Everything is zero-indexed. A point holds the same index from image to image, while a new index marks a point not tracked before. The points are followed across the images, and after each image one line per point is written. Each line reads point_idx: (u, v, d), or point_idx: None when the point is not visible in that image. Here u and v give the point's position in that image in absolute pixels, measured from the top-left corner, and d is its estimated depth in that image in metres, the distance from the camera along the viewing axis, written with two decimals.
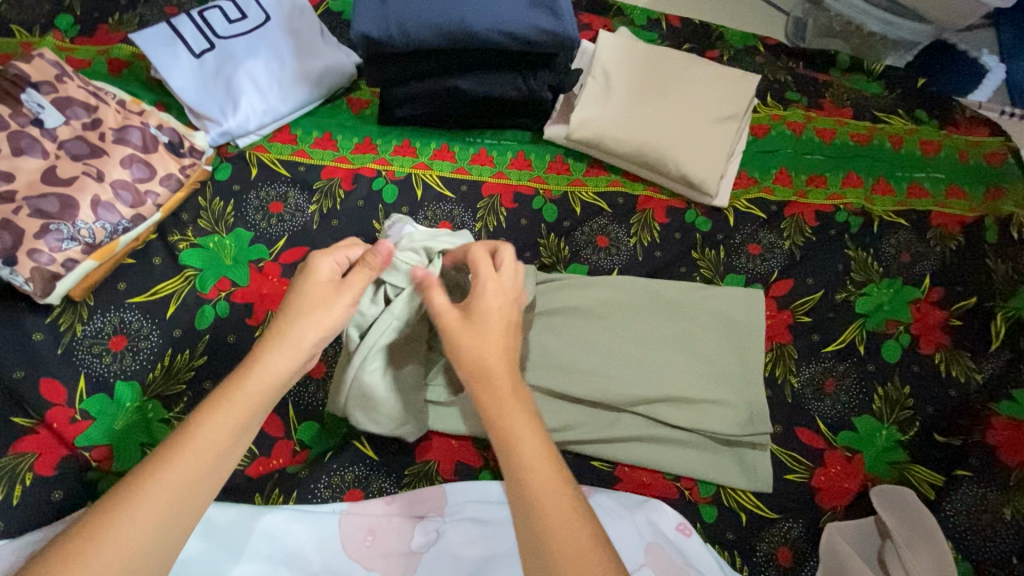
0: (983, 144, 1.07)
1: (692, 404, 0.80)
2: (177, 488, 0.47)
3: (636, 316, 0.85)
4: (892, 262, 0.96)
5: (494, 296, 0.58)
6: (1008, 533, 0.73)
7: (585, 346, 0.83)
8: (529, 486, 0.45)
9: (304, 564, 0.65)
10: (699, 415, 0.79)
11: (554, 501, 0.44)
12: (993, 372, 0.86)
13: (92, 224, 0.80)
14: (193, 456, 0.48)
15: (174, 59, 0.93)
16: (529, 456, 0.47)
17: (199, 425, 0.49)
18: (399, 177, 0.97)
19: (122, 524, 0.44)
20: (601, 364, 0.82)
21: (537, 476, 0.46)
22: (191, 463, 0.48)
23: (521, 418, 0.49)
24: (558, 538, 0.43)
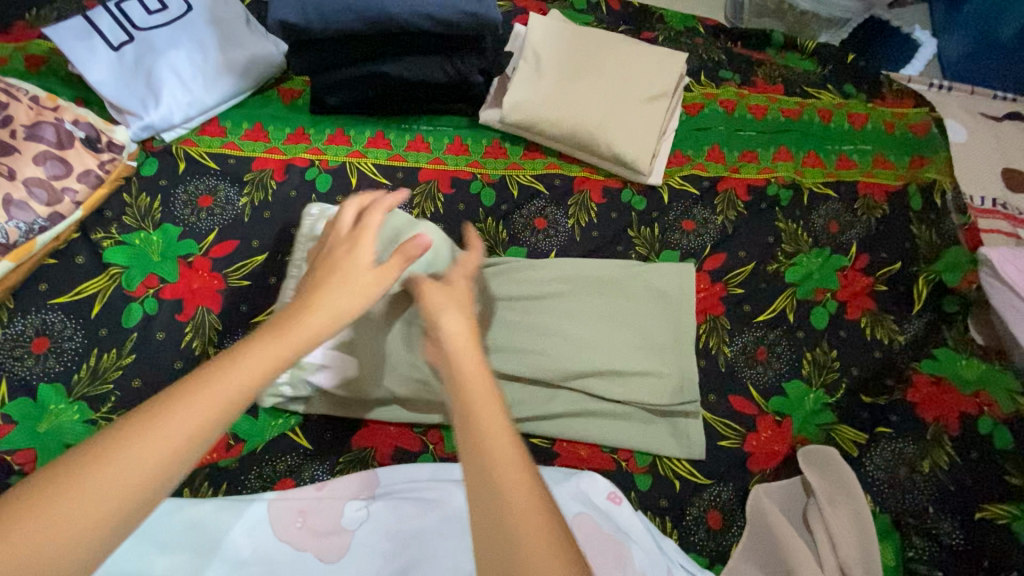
0: (907, 116, 1.11)
1: (627, 372, 0.81)
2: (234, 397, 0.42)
3: (571, 295, 0.86)
4: (821, 232, 0.98)
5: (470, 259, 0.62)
6: (923, 485, 0.76)
7: (514, 330, 0.83)
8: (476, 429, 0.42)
9: (230, 551, 0.64)
10: (634, 383, 0.81)
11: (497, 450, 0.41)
12: (915, 334, 0.89)
13: (4, 224, 0.77)
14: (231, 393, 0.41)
15: (90, 53, 0.91)
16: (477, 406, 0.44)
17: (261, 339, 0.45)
18: (333, 167, 0.96)
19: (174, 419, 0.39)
20: (537, 343, 0.82)
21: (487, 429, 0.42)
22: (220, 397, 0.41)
23: (481, 385, 0.45)
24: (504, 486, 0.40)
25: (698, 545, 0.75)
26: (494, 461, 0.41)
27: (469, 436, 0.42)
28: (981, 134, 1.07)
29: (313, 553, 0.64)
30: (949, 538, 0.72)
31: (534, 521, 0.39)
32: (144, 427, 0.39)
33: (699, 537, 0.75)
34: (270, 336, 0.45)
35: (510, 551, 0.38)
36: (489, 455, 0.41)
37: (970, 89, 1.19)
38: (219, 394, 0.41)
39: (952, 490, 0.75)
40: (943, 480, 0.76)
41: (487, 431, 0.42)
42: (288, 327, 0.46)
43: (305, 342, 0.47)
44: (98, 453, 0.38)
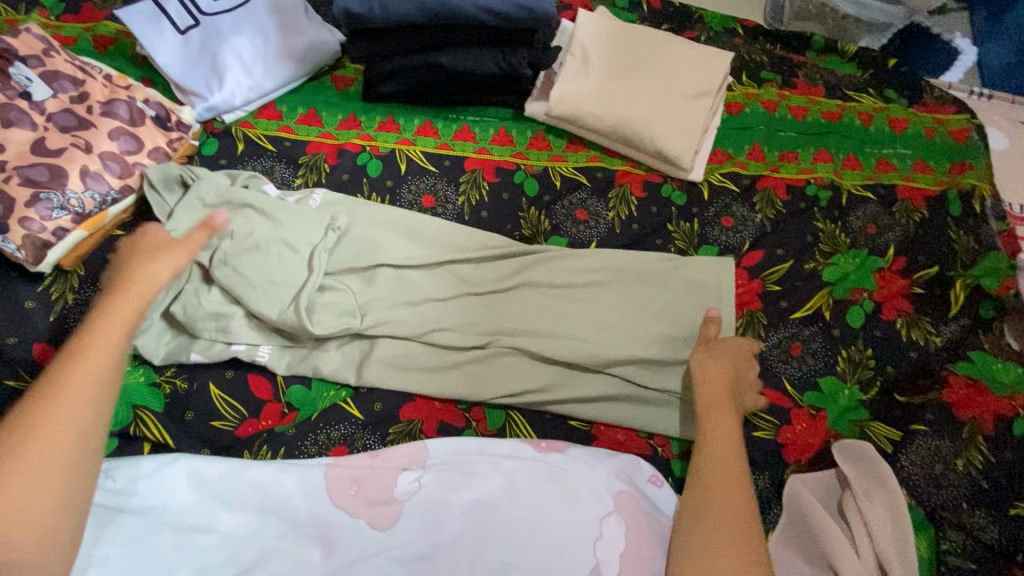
0: (948, 122, 1.11)
1: (671, 362, 0.82)
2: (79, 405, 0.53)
3: (609, 286, 0.86)
4: (858, 234, 1.00)
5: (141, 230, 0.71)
6: (959, 481, 0.78)
7: (555, 317, 0.84)
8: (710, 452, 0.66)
9: (290, 512, 0.66)
10: (679, 374, 0.80)
11: (723, 458, 0.65)
12: (951, 336, 0.90)
13: (81, 194, 0.82)
14: (86, 371, 0.55)
15: (159, 35, 0.95)
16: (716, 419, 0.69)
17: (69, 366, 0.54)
18: (383, 153, 0.99)
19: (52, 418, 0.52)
20: (576, 329, 0.83)
21: (717, 445, 0.66)
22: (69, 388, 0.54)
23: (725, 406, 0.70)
24: (719, 504, 0.61)
25: None
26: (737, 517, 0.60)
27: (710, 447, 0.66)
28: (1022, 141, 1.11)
29: (366, 520, 0.66)
30: (984, 533, 0.74)
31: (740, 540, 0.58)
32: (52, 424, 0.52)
33: None
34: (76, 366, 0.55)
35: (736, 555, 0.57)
36: (723, 506, 0.61)
37: (1011, 98, 1.19)
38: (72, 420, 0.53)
39: (984, 488, 0.77)
40: (975, 478, 0.78)
41: (710, 469, 0.64)
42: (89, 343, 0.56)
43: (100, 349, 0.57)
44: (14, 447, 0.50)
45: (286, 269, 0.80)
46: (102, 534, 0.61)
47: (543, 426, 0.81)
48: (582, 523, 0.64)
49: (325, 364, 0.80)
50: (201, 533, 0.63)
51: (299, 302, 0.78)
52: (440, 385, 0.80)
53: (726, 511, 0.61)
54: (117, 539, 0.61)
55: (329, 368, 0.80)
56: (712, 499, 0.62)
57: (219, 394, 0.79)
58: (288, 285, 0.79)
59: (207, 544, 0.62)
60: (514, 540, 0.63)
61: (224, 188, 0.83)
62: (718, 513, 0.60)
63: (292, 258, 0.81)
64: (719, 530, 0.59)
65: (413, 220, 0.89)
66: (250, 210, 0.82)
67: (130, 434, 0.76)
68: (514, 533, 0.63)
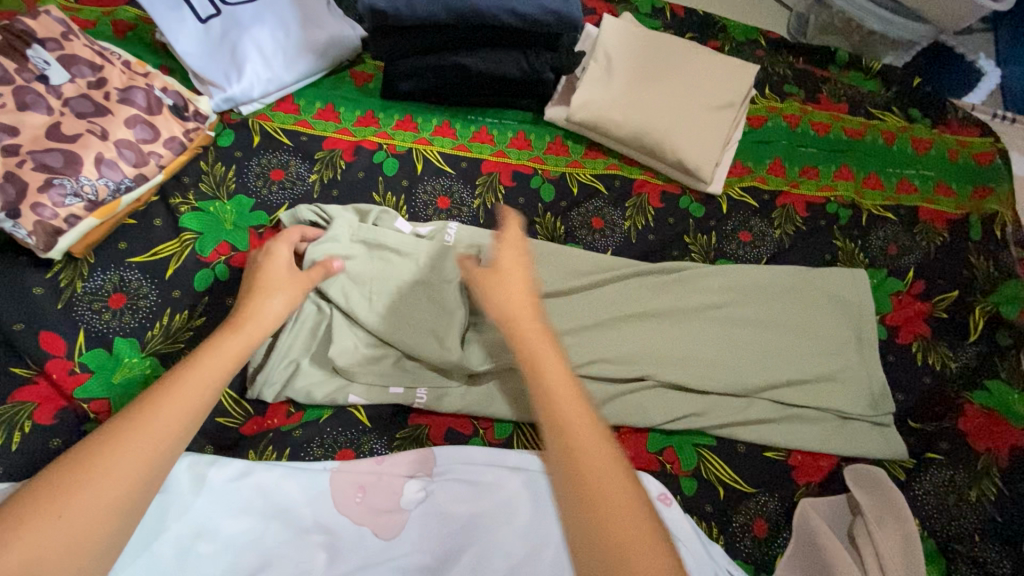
0: (972, 144, 1.10)
1: (695, 377, 0.82)
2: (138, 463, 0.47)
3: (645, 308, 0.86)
4: (878, 254, 0.98)
5: (282, 263, 0.72)
6: (972, 513, 0.76)
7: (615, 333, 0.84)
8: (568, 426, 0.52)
9: (294, 518, 0.65)
10: (697, 388, 0.82)
11: (593, 446, 0.51)
12: (969, 362, 0.89)
13: (95, 181, 0.80)
14: (157, 430, 0.49)
15: (180, 23, 0.94)
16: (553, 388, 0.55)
17: (149, 411, 0.49)
18: (400, 152, 0.98)
19: (107, 467, 0.46)
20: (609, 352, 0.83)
21: (582, 434, 0.52)
22: (148, 440, 0.48)
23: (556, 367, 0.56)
24: (613, 516, 0.47)
25: (743, 553, 0.76)
26: (598, 479, 0.49)
27: (561, 429, 0.52)
28: None
29: (371, 528, 0.65)
30: (996, 568, 0.73)
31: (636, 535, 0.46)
32: (97, 472, 0.45)
33: (744, 545, 0.76)
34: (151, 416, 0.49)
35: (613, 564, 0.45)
36: (598, 471, 0.50)
37: None
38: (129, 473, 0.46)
39: (997, 520, 0.76)
40: (989, 511, 0.76)
41: (581, 447, 0.51)
42: (174, 386, 0.52)
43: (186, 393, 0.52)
44: (60, 489, 0.44)
45: (405, 307, 0.79)
46: None
47: None
48: None
49: (318, 388, 0.77)
50: (202, 541, 0.62)
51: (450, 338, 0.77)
52: (441, 403, 0.78)
53: (615, 521, 0.47)
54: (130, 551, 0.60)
55: (322, 395, 0.77)
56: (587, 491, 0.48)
57: (226, 391, 0.78)
58: (409, 330, 0.78)
59: (210, 552, 0.62)
60: (515, 555, 0.63)
61: (357, 227, 0.82)
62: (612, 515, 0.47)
63: (407, 295, 0.80)
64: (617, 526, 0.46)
65: (494, 244, 0.88)
66: (386, 250, 0.81)
67: None
68: (515, 549, 0.63)
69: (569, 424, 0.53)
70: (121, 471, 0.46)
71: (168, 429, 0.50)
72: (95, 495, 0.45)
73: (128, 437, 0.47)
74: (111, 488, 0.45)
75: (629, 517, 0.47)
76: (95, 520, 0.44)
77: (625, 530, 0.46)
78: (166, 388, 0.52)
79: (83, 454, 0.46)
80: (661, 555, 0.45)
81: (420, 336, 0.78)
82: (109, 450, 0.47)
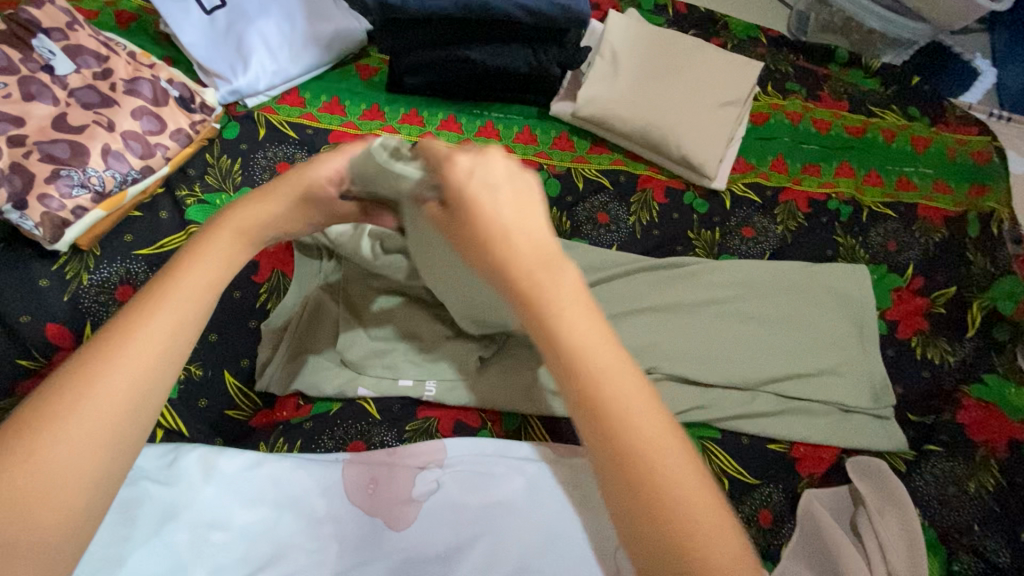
0: (970, 143, 1.11)
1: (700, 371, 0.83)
2: (133, 390, 0.40)
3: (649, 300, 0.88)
4: (878, 250, 1.00)
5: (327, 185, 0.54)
6: (970, 504, 0.78)
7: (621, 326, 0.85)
8: (595, 377, 0.37)
9: (308, 509, 0.65)
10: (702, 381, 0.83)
11: (632, 393, 0.37)
12: (967, 357, 0.90)
13: (102, 172, 0.80)
14: (142, 347, 0.41)
15: (185, 14, 0.94)
16: (569, 325, 0.38)
17: (137, 326, 0.41)
18: (406, 145, 0.97)
19: (91, 398, 0.38)
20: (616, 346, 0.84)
21: (608, 371, 0.37)
22: (138, 357, 0.40)
23: (574, 303, 0.38)
24: (664, 479, 0.35)
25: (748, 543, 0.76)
26: (628, 406, 0.36)
27: (588, 378, 0.36)
28: None
29: (384, 519, 0.65)
30: (996, 556, 0.74)
31: (694, 502, 0.35)
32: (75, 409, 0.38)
33: (750, 535, 0.77)
34: (136, 335, 0.41)
35: (667, 548, 0.34)
36: (621, 404, 0.36)
37: None
38: (119, 403, 0.39)
39: (996, 510, 0.77)
40: (987, 501, 0.78)
41: (621, 399, 0.36)
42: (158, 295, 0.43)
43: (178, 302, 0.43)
44: (36, 431, 0.36)
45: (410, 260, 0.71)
46: (127, 532, 0.59)
47: (559, 432, 0.80)
48: (601, 529, 0.65)
49: (327, 382, 0.77)
50: (216, 530, 0.62)
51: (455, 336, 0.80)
52: (450, 395, 0.79)
53: (668, 488, 0.35)
54: (139, 539, 0.59)
55: (331, 387, 0.77)
56: (627, 456, 0.35)
57: (235, 383, 0.79)
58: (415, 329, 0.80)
59: (223, 541, 0.61)
60: (527, 541, 0.63)
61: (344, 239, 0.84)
62: (661, 482, 0.35)
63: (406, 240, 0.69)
64: (673, 493, 0.35)
65: None
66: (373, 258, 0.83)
67: None
68: (528, 536, 0.64)
69: (584, 349, 0.37)
70: (113, 396, 0.39)
71: (158, 353, 0.42)
72: (82, 433, 0.37)
73: (104, 366, 0.39)
74: (99, 419, 0.38)
75: (671, 448, 0.36)
76: (88, 456, 0.37)
77: (663, 466, 0.35)
78: (154, 302, 0.43)
79: (65, 384, 0.39)
80: (705, 479, 0.36)
81: (436, 288, 0.71)
82: (87, 379, 0.39)
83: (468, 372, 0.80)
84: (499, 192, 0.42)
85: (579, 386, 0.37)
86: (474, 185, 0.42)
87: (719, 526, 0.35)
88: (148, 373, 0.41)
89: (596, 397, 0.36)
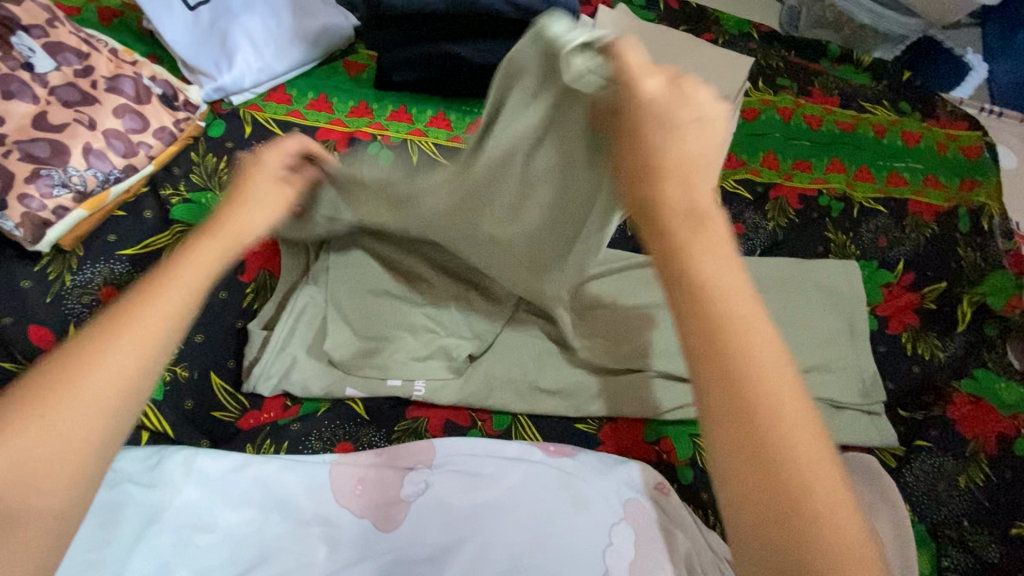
0: (960, 138, 1.11)
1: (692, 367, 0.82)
2: (120, 378, 0.40)
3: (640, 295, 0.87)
4: (869, 246, 1.00)
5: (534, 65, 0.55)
6: (960, 499, 0.78)
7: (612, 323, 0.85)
8: (737, 357, 0.36)
9: (294, 510, 0.64)
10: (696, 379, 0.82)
11: (775, 374, 0.36)
12: (957, 352, 0.91)
13: (84, 171, 0.79)
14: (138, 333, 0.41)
15: (168, 11, 0.93)
16: (717, 297, 0.37)
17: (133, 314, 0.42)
18: (395, 142, 0.96)
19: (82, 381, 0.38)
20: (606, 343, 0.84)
21: (750, 349, 0.36)
22: (133, 340, 0.41)
23: (718, 273, 0.38)
24: (800, 467, 0.34)
25: None
26: (771, 387, 0.35)
27: (732, 354, 0.36)
28: None
29: (372, 520, 0.64)
30: (985, 551, 0.74)
31: (830, 499, 0.33)
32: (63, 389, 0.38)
33: None
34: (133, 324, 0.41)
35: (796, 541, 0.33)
36: (765, 383, 0.35)
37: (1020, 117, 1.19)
38: (102, 390, 0.39)
39: (986, 506, 0.77)
40: (977, 496, 0.78)
41: (761, 383, 0.35)
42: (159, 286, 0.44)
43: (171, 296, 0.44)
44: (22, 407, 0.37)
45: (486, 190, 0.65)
46: (109, 535, 0.59)
47: (549, 430, 0.80)
48: (591, 529, 0.62)
49: (315, 382, 0.77)
50: (200, 532, 0.61)
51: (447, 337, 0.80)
52: (439, 395, 0.78)
53: (802, 478, 0.34)
54: (123, 541, 0.59)
55: (319, 388, 0.77)
56: (762, 440, 0.34)
57: (222, 384, 0.78)
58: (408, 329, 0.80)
59: (208, 543, 0.60)
60: (516, 544, 0.61)
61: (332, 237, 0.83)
62: (797, 470, 0.34)
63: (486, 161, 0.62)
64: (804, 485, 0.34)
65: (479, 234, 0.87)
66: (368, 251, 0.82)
67: None
68: (516, 538, 0.61)
69: (738, 319, 0.37)
70: (101, 382, 0.39)
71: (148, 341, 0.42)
72: (69, 416, 0.38)
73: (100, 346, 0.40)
74: (89, 401, 0.38)
75: (813, 448, 0.35)
76: (67, 440, 0.37)
77: (800, 457, 0.34)
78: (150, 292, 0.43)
79: (59, 364, 0.39)
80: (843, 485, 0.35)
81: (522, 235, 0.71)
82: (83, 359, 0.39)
83: (459, 370, 0.80)
84: (674, 127, 0.46)
85: (714, 365, 0.36)
86: (652, 118, 0.46)
87: (844, 536, 0.33)
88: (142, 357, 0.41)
89: (734, 382, 0.35)
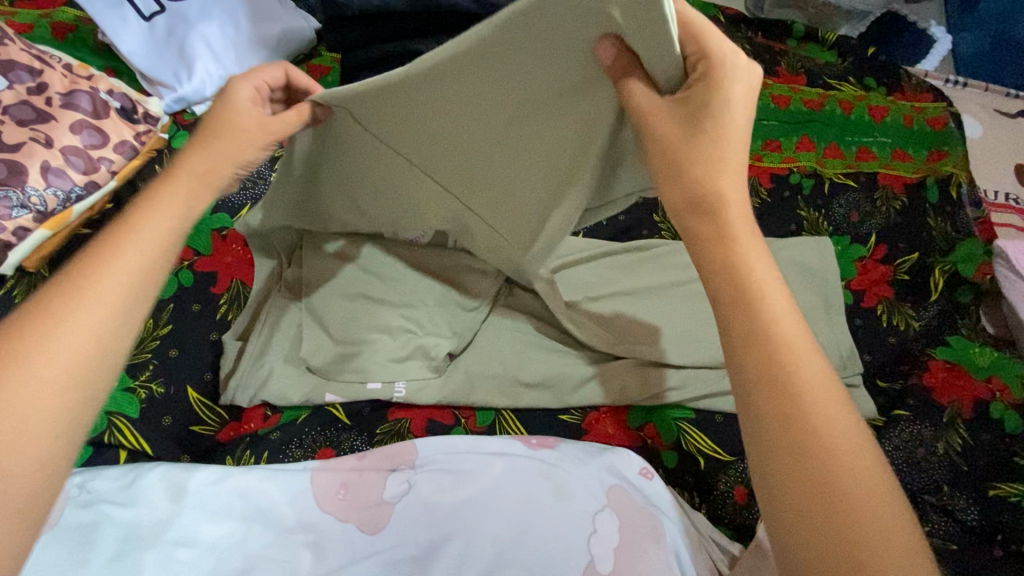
0: (926, 110, 1.13)
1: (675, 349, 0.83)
2: (106, 316, 0.43)
3: (619, 283, 0.88)
4: (841, 221, 1.01)
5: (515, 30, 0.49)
6: (939, 464, 0.79)
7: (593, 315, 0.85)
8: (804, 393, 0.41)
9: (277, 519, 0.64)
10: (676, 363, 0.82)
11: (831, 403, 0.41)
12: (931, 321, 0.92)
13: (43, 191, 0.78)
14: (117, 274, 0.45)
15: (122, 22, 0.90)
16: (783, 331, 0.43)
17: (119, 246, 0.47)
18: None
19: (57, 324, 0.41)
20: None
21: (817, 391, 0.41)
22: (116, 274, 0.45)
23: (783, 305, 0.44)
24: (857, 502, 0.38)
25: (724, 518, 0.76)
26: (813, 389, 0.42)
27: (792, 388, 0.41)
28: (995, 130, 1.12)
29: (356, 524, 0.64)
30: (965, 514, 0.75)
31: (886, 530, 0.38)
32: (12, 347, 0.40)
33: (726, 510, 0.76)
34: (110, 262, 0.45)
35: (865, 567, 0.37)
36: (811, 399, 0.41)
37: (985, 86, 1.21)
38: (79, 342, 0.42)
39: (964, 469, 0.78)
40: (956, 461, 0.79)
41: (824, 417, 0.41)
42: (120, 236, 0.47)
43: (144, 240, 0.48)
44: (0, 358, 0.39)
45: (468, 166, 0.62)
46: (83, 556, 0.57)
47: (533, 423, 0.80)
48: (572, 519, 0.62)
49: (292, 390, 0.76)
50: (183, 547, 0.60)
51: (421, 326, 0.80)
52: (420, 396, 0.78)
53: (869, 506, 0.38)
54: (97, 559, 0.57)
55: (298, 396, 0.76)
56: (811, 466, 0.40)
57: (199, 399, 0.77)
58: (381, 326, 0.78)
59: (190, 557, 0.59)
60: (500, 539, 0.61)
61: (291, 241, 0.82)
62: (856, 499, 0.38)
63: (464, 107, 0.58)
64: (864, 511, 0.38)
65: None
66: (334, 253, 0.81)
67: (105, 442, 0.72)
68: (499, 532, 0.62)
69: (796, 348, 0.43)
70: (69, 333, 0.42)
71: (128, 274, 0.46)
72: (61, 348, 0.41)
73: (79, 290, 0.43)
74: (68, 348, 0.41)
75: (857, 456, 0.40)
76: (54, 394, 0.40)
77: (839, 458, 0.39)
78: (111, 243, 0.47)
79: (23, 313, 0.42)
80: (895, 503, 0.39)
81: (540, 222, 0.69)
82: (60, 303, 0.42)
83: (440, 369, 0.80)
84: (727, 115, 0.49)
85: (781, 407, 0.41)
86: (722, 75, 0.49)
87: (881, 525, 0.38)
88: (128, 288, 0.45)
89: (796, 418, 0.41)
